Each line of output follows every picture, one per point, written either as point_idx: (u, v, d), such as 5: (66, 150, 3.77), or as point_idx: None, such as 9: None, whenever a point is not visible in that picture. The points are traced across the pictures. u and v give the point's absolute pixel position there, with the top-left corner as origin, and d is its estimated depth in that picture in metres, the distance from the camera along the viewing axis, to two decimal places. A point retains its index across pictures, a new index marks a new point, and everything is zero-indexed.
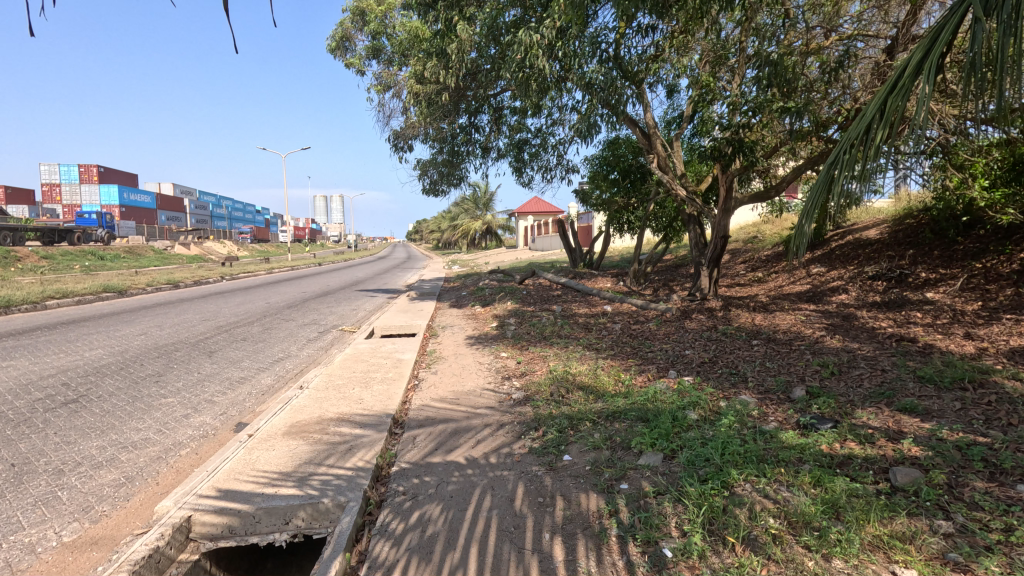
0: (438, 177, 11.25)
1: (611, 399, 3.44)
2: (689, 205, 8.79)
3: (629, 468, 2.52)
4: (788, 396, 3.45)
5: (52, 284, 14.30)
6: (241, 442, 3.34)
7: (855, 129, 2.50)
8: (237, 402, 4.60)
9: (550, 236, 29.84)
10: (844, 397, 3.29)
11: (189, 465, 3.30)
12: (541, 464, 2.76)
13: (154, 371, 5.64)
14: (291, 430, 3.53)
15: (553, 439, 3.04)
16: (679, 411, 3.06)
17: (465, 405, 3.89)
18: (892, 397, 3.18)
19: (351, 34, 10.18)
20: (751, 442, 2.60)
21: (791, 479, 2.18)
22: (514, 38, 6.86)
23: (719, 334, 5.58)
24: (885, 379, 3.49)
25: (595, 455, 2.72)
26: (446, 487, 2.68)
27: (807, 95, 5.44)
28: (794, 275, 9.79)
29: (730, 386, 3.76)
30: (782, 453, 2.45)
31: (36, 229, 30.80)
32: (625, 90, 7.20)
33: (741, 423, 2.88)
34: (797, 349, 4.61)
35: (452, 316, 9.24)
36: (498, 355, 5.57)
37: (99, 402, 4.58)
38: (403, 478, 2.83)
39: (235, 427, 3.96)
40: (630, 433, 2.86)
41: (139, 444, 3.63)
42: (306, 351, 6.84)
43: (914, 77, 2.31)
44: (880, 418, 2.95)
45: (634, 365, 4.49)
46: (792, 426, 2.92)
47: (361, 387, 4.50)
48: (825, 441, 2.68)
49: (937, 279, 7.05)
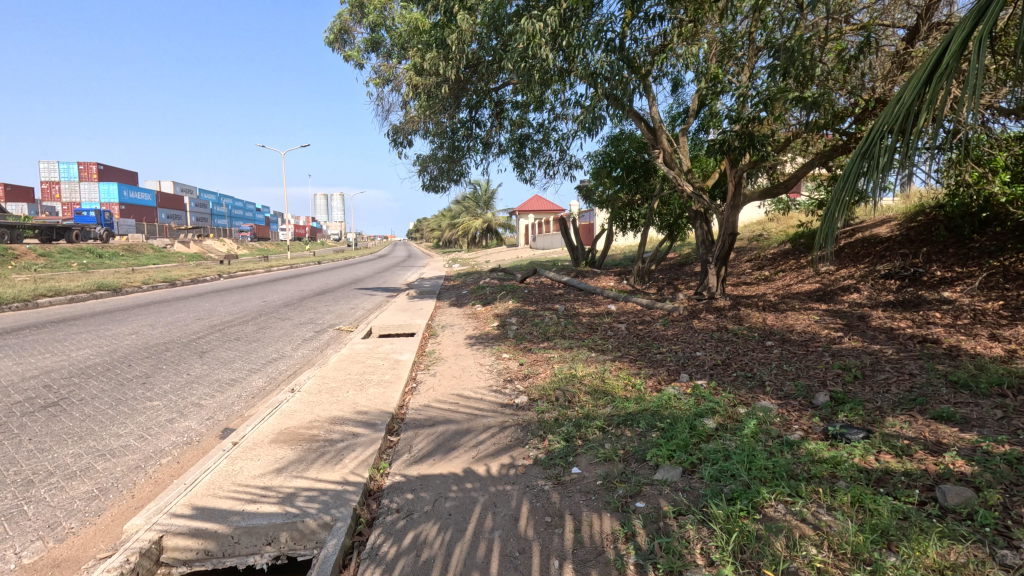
0: (439, 173, 11.02)
1: (621, 404, 3.21)
2: (696, 202, 8.56)
3: (645, 485, 2.29)
4: (810, 403, 3.22)
5: (45, 282, 14.07)
6: (225, 450, 3.11)
7: (891, 114, 2.28)
8: (225, 406, 4.37)
9: (551, 235, 29.59)
10: (872, 404, 3.05)
11: (169, 475, 3.07)
12: (547, 478, 2.54)
13: (141, 372, 5.42)
14: (279, 435, 3.29)
15: (560, 449, 2.81)
16: (695, 419, 2.82)
17: (465, 407, 3.65)
18: (925, 404, 2.95)
19: (350, 26, 9.93)
20: (779, 455, 2.37)
21: (829, 500, 1.96)
22: (516, 27, 6.64)
23: (730, 334, 5.35)
24: (914, 384, 3.26)
25: (607, 469, 2.49)
26: (443, 503, 2.46)
27: (827, 86, 5.18)
28: (803, 274, 9.55)
29: (747, 391, 3.52)
30: (814, 468, 2.22)
31: (34, 227, 30.59)
32: (632, 82, 6.97)
33: (764, 432, 2.64)
34: (815, 351, 4.37)
35: (452, 315, 9.00)
36: (500, 356, 5.33)
37: (80, 405, 4.35)
38: (397, 493, 2.61)
39: (221, 433, 3.72)
40: (644, 443, 2.63)
41: (116, 452, 3.40)
42: (301, 351, 6.61)
43: (960, 55, 2.09)
44: (914, 427, 2.72)
45: (644, 368, 4.26)
46: (819, 435, 2.69)
47: (355, 390, 4.27)
48: (859, 453, 2.42)
49: (953, 278, 6.81)
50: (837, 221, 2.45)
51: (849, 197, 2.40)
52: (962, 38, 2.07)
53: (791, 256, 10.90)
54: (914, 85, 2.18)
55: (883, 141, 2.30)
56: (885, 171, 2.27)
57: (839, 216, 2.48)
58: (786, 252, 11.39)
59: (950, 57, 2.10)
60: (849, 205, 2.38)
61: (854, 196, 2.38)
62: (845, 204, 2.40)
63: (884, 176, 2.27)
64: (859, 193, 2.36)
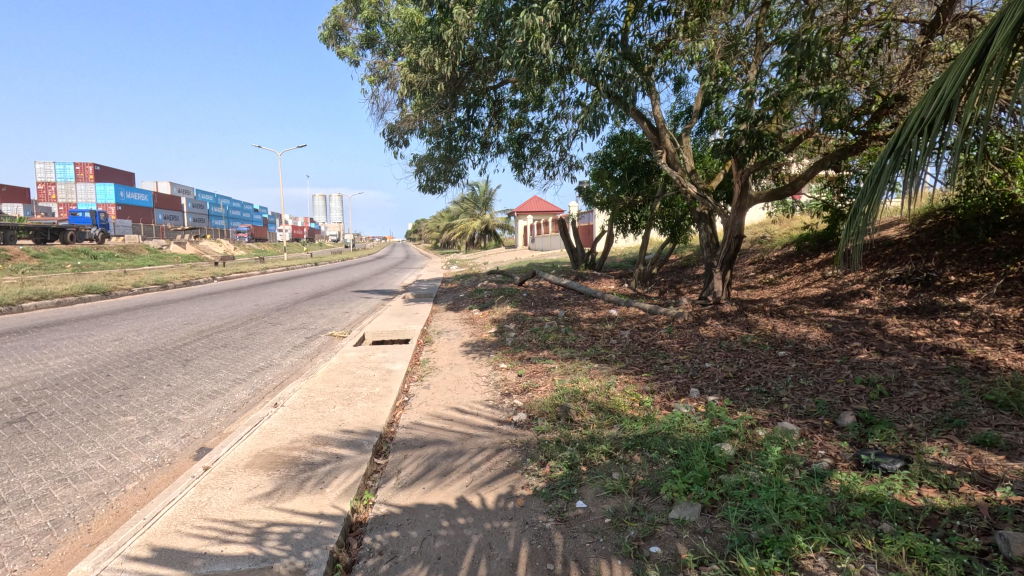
0: (436, 174, 10.76)
1: (629, 424, 2.93)
2: (700, 203, 8.31)
3: (660, 524, 2.03)
4: (835, 424, 2.95)
5: (31, 286, 13.72)
6: (194, 476, 2.82)
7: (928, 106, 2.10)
8: (203, 422, 4.07)
9: (550, 236, 29.31)
10: (904, 426, 2.79)
11: (133, 504, 2.80)
12: (549, 514, 2.27)
13: (119, 383, 5.13)
14: (255, 458, 3.00)
15: (563, 476, 2.54)
16: (712, 444, 2.55)
17: (458, 424, 3.36)
18: (964, 427, 2.68)
19: (344, 23, 9.65)
20: (811, 490, 2.10)
21: (876, 552, 1.69)
22: (514, 22, 6.37)
23: (740, 343, 5.08)
24: (948, 403, 2.99)
25: (616, 504, 2.23)
26: (432, 542, 2.19)
27: (846, 81, 4.90)
28: (809, 278, 9.29)
29: (764, 409, 3.25)
30: (853, 507, 1.95)
31: (27, 228, 30.20)
32: (635, 79, 6.71)
33: (792, 460, 2.37)
34: (832, 362, 4.11)
35: (448, 320, 8.72)
36: (497, 366, 5.06)
37: (49, 421, 4.06)
38: (381, 530, 2.33)
39: (195, 455, 3.44)
40: (657, 473, 2.36)
41: (78, 478, 3.11)
42: (290, 360, 6.33)
43: (1007, 44, 1.90)
44: (955, 453, 2.45)
45: (651, 381, 3.98)
46: (849, 464, 2.42)
47: (342, 405, 3.99)
48: (899, 485, 2.16)
49: (969, 283, 6.56)
50: (866, 219, 2.31)
51: (879, 194, 2.26)
52: (1012, 24, 1.88)
53: (796, 259, 10.64)
54: (956, 76, 2.00)
55: (919, 135, 2.13)
56: (918, 168, 2.11)
57: (869, 214, 2.32)
58: (791, 254, 11.13)
59: (996, 45, 1.91)
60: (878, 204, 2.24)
61: (885, 193, 2.24)
62: (873, 202, 2.25)
63: (917, 174, 2.11)
64: (889, 191, 2.21)
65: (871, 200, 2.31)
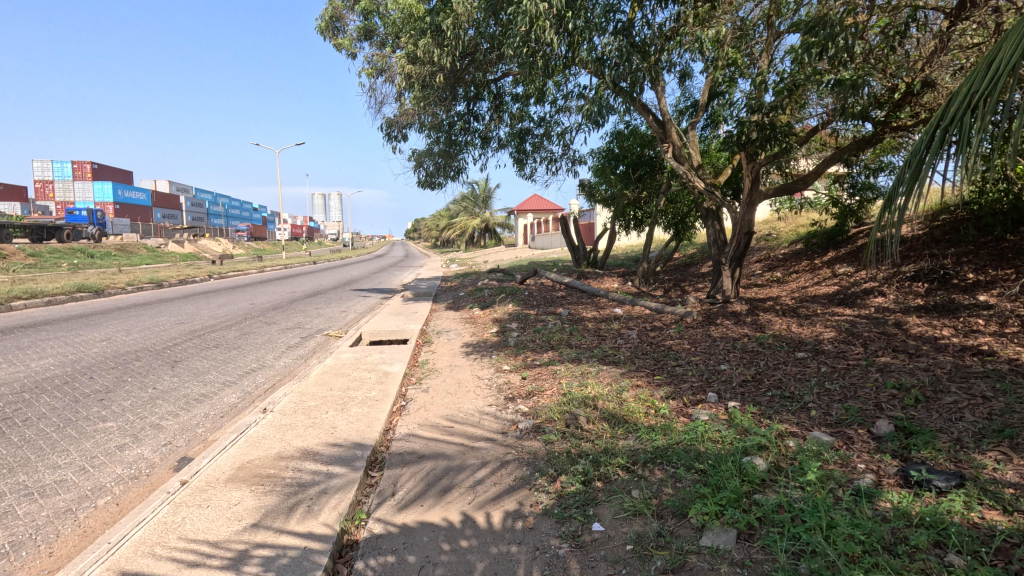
0: (435, 169, 10.49)
1: (646, 435, 2.68)
2: (708, 199, 8.07)
3: (691, 553, 1.78)
4: (871, 433, 2.70)
5: (22, 284, 13.44)
6: (170, 492, 2.57)
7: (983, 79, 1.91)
8: (187, 429, 3.82)
9: (550, 235, 29.04)
10: (950, 436, 2.54)
11: (102, 522, 2.55)
12: (563, 538, 2.02)
13: (102, 386, 4.87)
14: (238, 472, 2.74)
15: (577, 493, 2.28)
16: (743, 458, 2.30)
17: (459, 434, 3.11)
18: (1017, 438, 2.43)
19: (342, 14, 9.39)
20: (862, 514, 1.85)
21: None
22: (516, 9, 6.12)
23: (755, 344, 4.83)
24: (994, 411, 2.74)
25: (639, 528, 1.98)
26: (431, 570, 1.94)
27: (871, 68, 4.62)
28: (818, 276, 9.04)
29: (791, 417, 3.00)
30: (913, 536, 1.70)
31: (23, 227, 29.89)
32: (642, 70, 6.47)
33: (833, 477, 2.13)
34: (857, 365, 3.86)
35: (447, 319, 8.46)
36: (500, 369, 4.81)
37: (23, 428, 3.81)
38: (375, 554, 2.07)
39: (175, 466, 3.18)
40: (683, 491, 2.11)
41: (45, 492, 2.86)
42: (283, 361, 6.07)
43: None
44: (1013, 467, 2.21)
45: (665, 386, 3.73)
46: (896, 481, 2.17)
47: (336, 411, 3.74)
48: (959, 506, 1.92)
49: (989, 281, 6.31)
50: (905, 205, 2.10)
51: (923, 175, 2.07)
52: None
53: (804, 257, 10.39)
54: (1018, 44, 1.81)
55: (970, 111, 1.95)
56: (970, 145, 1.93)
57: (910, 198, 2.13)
58: (798, 252, 10.87)
59: None
60: (922, 185, 2.05)
61: (931, 173, 2.04)
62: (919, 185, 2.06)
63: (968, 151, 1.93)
64: (935, 171, 2.02)
65: (912, 183, 2.11)
